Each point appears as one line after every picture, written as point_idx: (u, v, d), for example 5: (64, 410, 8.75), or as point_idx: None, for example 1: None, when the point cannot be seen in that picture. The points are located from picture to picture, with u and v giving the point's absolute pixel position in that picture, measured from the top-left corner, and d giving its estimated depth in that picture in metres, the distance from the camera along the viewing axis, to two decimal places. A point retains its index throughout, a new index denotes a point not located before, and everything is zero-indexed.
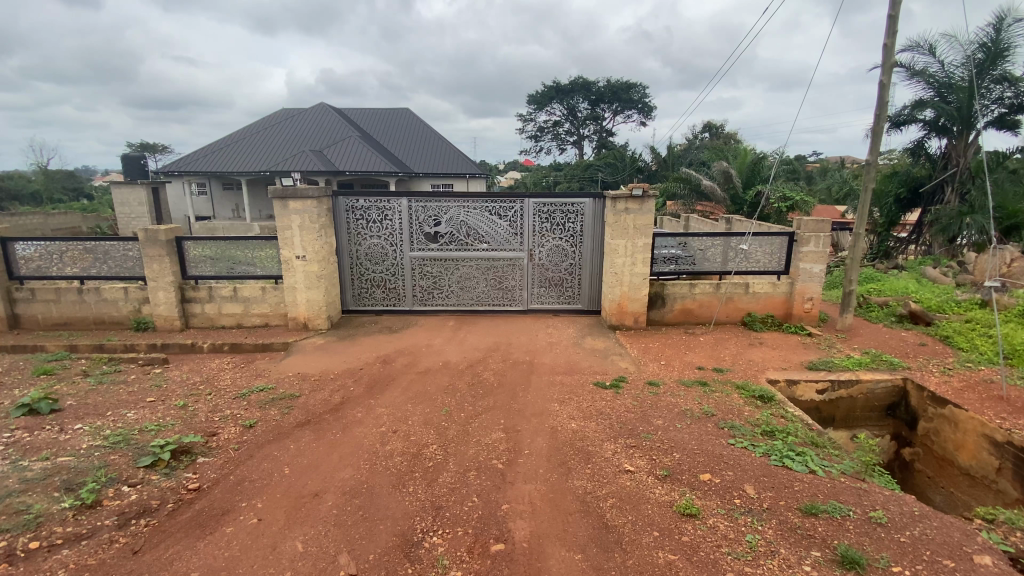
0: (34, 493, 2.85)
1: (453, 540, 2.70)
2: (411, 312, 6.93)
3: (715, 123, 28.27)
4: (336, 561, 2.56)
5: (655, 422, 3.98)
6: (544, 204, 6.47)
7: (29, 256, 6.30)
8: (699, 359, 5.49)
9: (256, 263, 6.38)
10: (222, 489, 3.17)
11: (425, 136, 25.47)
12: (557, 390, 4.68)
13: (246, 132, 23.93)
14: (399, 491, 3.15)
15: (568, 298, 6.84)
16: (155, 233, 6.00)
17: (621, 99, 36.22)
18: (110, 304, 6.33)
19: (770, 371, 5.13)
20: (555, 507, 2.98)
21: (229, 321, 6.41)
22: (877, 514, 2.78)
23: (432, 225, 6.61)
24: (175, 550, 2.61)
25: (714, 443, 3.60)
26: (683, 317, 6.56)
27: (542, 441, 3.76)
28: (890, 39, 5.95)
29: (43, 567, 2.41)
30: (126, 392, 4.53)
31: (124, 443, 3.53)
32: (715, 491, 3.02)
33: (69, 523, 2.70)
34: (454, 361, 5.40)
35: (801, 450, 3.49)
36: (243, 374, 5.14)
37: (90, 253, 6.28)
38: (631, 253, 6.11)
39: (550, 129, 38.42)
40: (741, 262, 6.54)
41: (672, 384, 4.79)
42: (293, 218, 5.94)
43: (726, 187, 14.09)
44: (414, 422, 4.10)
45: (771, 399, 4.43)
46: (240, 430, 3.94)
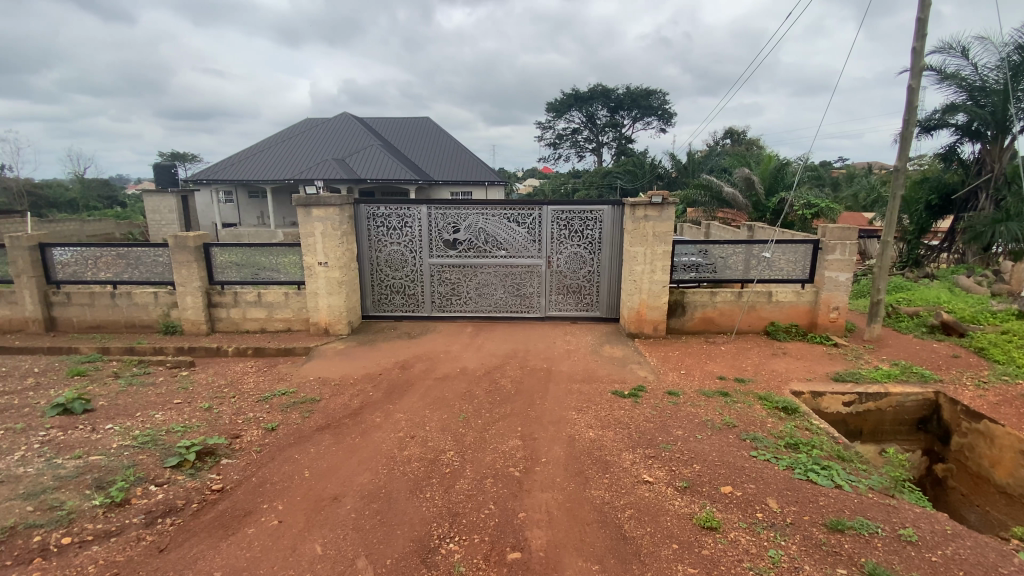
0: (67, 490, 2.95)
1: (470, 547, 2.70)
2: (430, 318, 6.98)
3: (736, 130, 28.00)
4: (354, 565, 2.58)
5: (675, 432, 3.92)
6: (563, 211, 6.47)
7: (65, 261, 6.54)
8: (721, 369, 5.40)
9: (280, 269, 6.49)
10: (244, 490, 3.24)
11: (445, 145, 25.80)
12: (574, 399, 4.65)
13: (271, 141, 24.57)
14: (416, 497, 3.17)
15: (586, 305, 6.81)
16: (184, 240, 6.19)
17: (642, 106, 36.20)
18: (141, 308, 6.54)
19: (795, 383, 5.00)
20: (573, 517, 2.95)
21: (253, 326, 6.55)
22: (907, 531, 2.68)
23: (451, 232, 6.67)
24: (199, 549, 2.67)
25: (736, 455, 3.53)
26: (704, 325, 6.47)
27: (559, 449, 3.74)
28: (919, 43, 5.81)
29: (73, 563, 2.48)
30: (154, 395, 4.67)
31: (153, 444, 3.63)
32: (737, 505, 2.96)
33: (99, 521, 2.78)
34: (472, 367, 5.43)
35: (826, 464, 3.39)
36: (266, 378, 5.25)
37: (122, 258, 6.50)
38: (650, 261, 6.05)
39: (569, 137, 38.50)
40: (763, 270, 6.44)
41: (692, 394, 4.72)
42: (316, 225, 6.08)
43: (748, 194, 13.89)
44: (432, 428, 4.11)
45: (795, 411, 4.32)
46: (262, 433, 4.02)
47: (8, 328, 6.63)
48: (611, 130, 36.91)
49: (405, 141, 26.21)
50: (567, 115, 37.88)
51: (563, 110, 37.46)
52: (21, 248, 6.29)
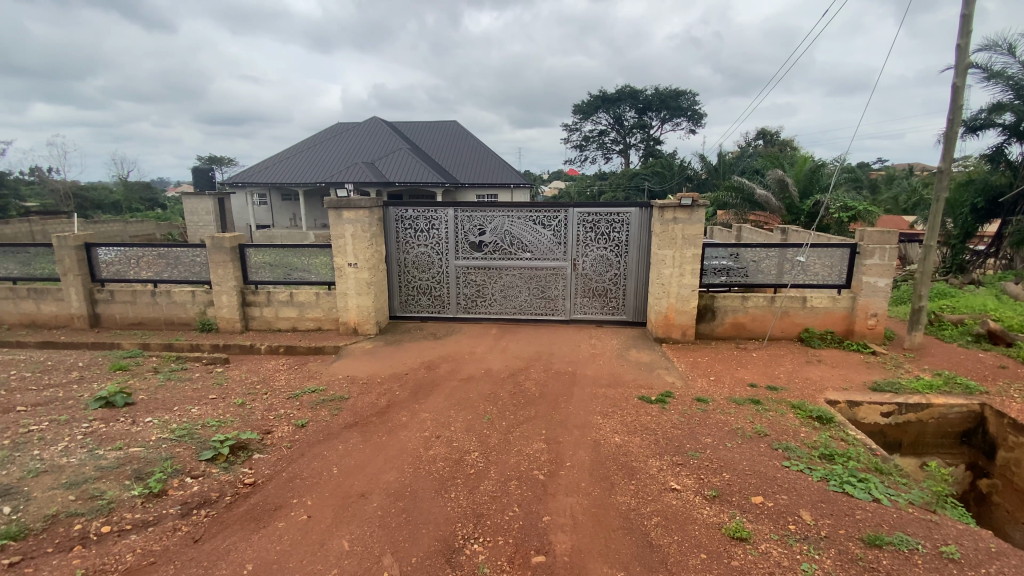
0: (107, 480, 3.08)
1: (494, 549, 2.70)
2: (455, 320, 7.02)
3: (769, 131, 27.31)
4: (380, 562, 2.61)
5: (703, 440, 3.83)
6: (589, 214, 6.43)
7: (110, 260, 6.84)
8: (751, 376, 5.26)
9: (311, 270, 6.64)
10: (275, 485, 3.32)
11: (472, 148, 25.98)
12: (600, 403, 4.60)
13: (303, 145, 25.23)
14: (441, 496, 3.19)
15: (613, 309, 6.74)
16: (221, 241, 6.40)
17: (671, 107, 35.71)
18: (179, 306, 6.78)
19: (830, 392, 4.83)
20: (598, 523, 2.92)
21: (285, 325, 6.72)
22: (949, 548, 2.55)
23: (477, 235, 6.70)
24: (231, 541, 2.74)
25: (767, 464, 3.43)
26: (734, 331, 6.32)
27: (584, 454, 3.70)
28: (964, 39, 5.56)
29: (112, 551, 2.59)
30: (190, 390, 4.83)
31: (189, 437, 3.75)
32: (768, 515, 2.88)
33: (138, 510, 2.89)
34: (497, 369, 5.44)
35: (863, 476, 3.26)
36: (297, 375, 5.38)
37: (163, 258, 6.77)
38: (679, 264, 5.96)
39: (596, 139, 38.27)
40: (797, 274, 6.25)
41: (722, 401, 4.61)
42: (346, 227, 6.20)
43: (781, 196, 13.53)
44: (456, 429, 4.13)
45: (830, 420, 4.17)
46: (293, 429, 4.11)
47: (56, 324, 6.97)
48: (639, 131, 36.48)
49: (432, 144, 26.52)
50: (594, 117, 37.65)
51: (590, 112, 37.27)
52: (69, 248, 6.61)
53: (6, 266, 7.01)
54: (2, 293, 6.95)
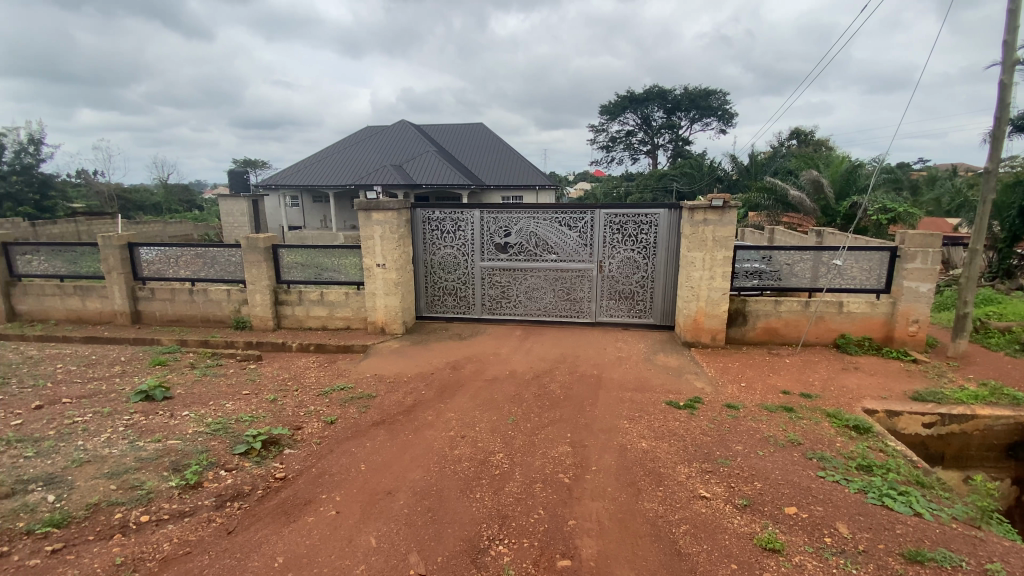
0: (147, 471, 3.21)
1: (519, 551, 2.69)
2: (480, 321, 7.05)
3: (803, 130, 26.56)
4: (406, 560, 2.63)
5: (734, 447, 3.74)
6: (616, 215, 6.36)
7: (150, 259, 7.12)
8: (784, 382, 5.11)
9: (341, 270, 6.77)
10: (305, 480, 3.39)
11: (498, 149, 26.08)
12: (626, 407, 4.54)
13: (334, 148, 25.80)
14: (466, 496, 3.20)
15: (640, 312, 6.65)
16: (255, 241, 6.59)
17: (700, 107, 35.13)
18: (215, 304, 7.01)
19: (867, 401, 4.65)
20: (625, 528, 2.88)
21: (316, 323, 6.87)
22: (995, 566, 2.43)
23: (502, 236, 6.72)
24: (263, 534, 2.81)
25: (801, 474, 3.32)
26: (766, 336, 6.15)
27: (610, 458, 3.66)
28: (1011, 34, 5.28)
29: (150, 539, 2.69)
30: (225, 385, 4.99)
31: (223, 431, 3.87)
32: (803, 527, 2.78)
33: (175, 501, 3.00)
34: (521, 371, 5.43)
35: (903, 489, 3.13)
36: (326, 373, 5.49)
37: (200, 257, 7.01)
38: (710, 267, 5.83)
39: (623, 140, 37.97)
40: (834, 278, 6.05)
41: (754, 408, 4.49)
42: (375, 229, 6.30)
43: (816, 197, 13.15)
44: (481, 429, 4.15)
45: (867, 430, 4.02)
46: (322, 425, 4.20)
47: (101, 319, 7.30)
48: (667, 131, 36.00)
49: (459, 146, 26.75)
50: (621, 117, 37.33)
51: (617, 112, 36.99)
52: (113, 247, 6.91)
53: (54, 264, 7.37)
54: (52, 290, 7.32)
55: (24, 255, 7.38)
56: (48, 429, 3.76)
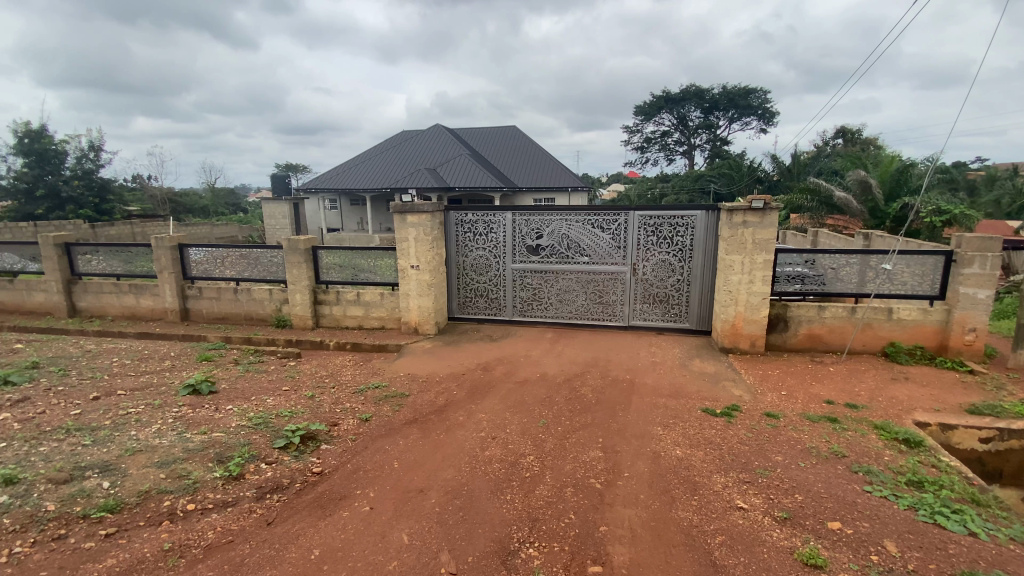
0: (193, 461, 3.37)
1: (550, 555, 2.68)
2: (512, 322, 7.07)
3: (850, 128, 25.44)
4: (437, 558, 2.66)
5: (774, 458, 3.61)
6: (651, 217, 6.26)
7: (199, 260, 7.47)
8: (828, 392, 4.90)
9: (377, 271, 6.93)
10: (341, 476, 3.47)
11: (531, 151, 26.12)
12: (660, 413, 4.46)
13: (370, 153, 26.46)
14: (497, 497, 3.21)
15: (675, 316, 6.52)
16: (296, 243, 6.83)
17: (739, 106, 34.20)
18: (258, 303, 7.28)
19: (918, 413, 4.40)
20: (657, 536, 2.83)
21: (352, 323, 7.05)
22: None
23: (534, 238, 6.72)
24: (301, 526, 2.90)
25: (845, 488, 3.17)
26: (809, 343, 5.92)
27: (643, 465, 3.60)
28: None
29: (196, 527, 2.81)
30: (266, 381, 5.18)
31: (264, 425, 4.02)
32: (847, 544, 2.66)
33: (219, 491, 3.13)
34: (552, 374, 5.41)
35: (957, 507, 2.94)
36: (361, 371, 5.61)
37: (245, 258, 7.31)
38: (749, 270, 5.66)
39: (658, 141, 37.39)
40: (882, 283, 5.77)
41: (795, 418, 4.33)
42: (410, 231, 6.42)
43: (863, 198, 12.58)
44: (512, 431, 4.16)
45: (919, 444, 3.80)
46: (357, 422, 4.30)
47: (153, 316, 7.72)
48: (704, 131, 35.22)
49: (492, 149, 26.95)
50: (657, 118, 36.75)
51: (652, 113, 36.45)
52: (165, 248, 7.29)
53: (111, 263, 7.83)
54: (109, 288, 7.78)
55: (85, 255, 7.87)
56: (104, 419, 3.99)
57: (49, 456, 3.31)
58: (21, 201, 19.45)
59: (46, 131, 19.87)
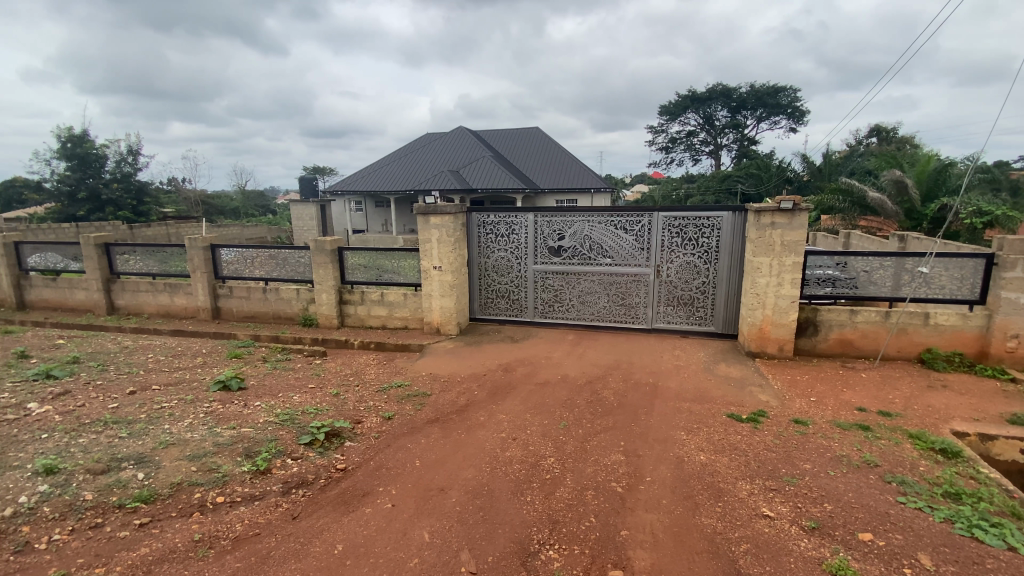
0: (223, 455, 3.47)
1: (570, 558, 2.67)
2: (533, 324, 7.07)
3: (885, 127, 24.59)
4: (458, 557, 2.68)
5: (801, 466, 3.52)
6: (675, 218, 6.17)
7: (230, 260, 7.70)
8: (859, 399, 4.74)
9: (400, 272, 7.01)
10: (364, 473, 3.53)
11: (554, 153, 26.06)
12: (683, 418, 4.39)
13: (395, 155, 26.83)
14: (517, 498, 3.21)
15: (699, 319, 6.42)
16: (323, 244, 6.98)
17: (767, 105, 33.45)
18: (285, 302, 7.46)
19: (957, 422, 4.22)
20: (680, 542, 2.79)
21: (376, 323, 7.15)
22: None
23: (556, 240, 6.70)
24: (325, 521, 2.96)
25: (877, 499, 3.07)
26: (840, 348, 5.74)
27: (666, 470, 3.55)
28: None
29: (225, 519, 2.90)
30: (293, 379, 5.30)
31: (291, 422, 4.11)
32: (879, 556, 2.57)
33: (247, 485, 3.22)
34: (574, 376, 5.38)
35: (998, 521, 2.80)
36: (385, 370, 5.69)
37: (273, 259, 7.50)
38: (777, 273, 5.53)
39: (683, 141, 36.85)
40: (918, 287, 5.57)
41: (824, 425, 4.20)
42: (433, 232, 6.49)
43: (898, 199, 12.15)
44: (533, 432, 4.16)
45: (957, 454, 3.65)
46: (380, 420, 4.37)
47: (186, 314, 7.98)
48: (731, 131, 34.57)
49: (514, 150, 27.00)
50: (682, 117, 36.26)
51: (677, 113, 35.96)
52: (198, 249, 7.55)
53: (147, 263, 8.12)
54: (146, 287, 8.09)
55: (123, 255, 8.19)
56: (140, 413, 4.15)
57: (88, 448, 3.46)
58: (64, 203, 20.40)
59: (87, 137, 20.76)
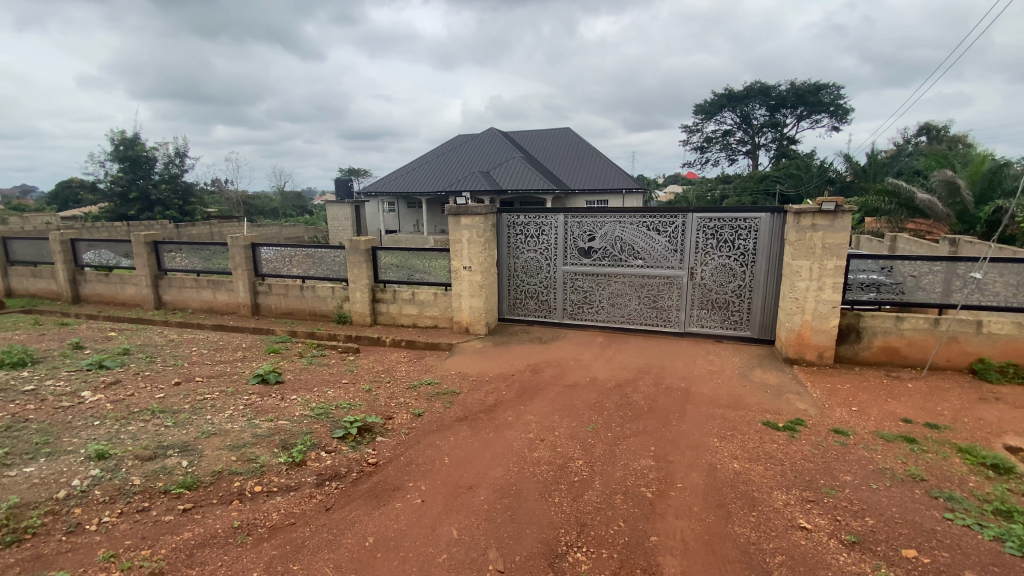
0: (261, 446, 3.60)
1: (598, 561, 2.65)
2: (561, 325, 7.04)
3: (935, 125, 23.39)
4: (485, 555, 2.70)
5: (841, 477, 3.39)
6: (710, 219, 6.03)
7: (269, 258, 7.98)
8: (904, 410, 4.53)
9: (431, 271, 7.10)
10: (394, 468, 3.60)
11: (585, 153, 25.90)
12: (716, 425, 4.29)
13: (427, 157, 27.23)
14: (545, 499, 3.21)
15: (734, 323, 6.26)
16: (357, 243, 7.15)
17: (808, 103, 32.33)
18: (321, 300, 7.67)
19: (1013, 438, 3.97)
20: (711, 551, 2.73)
21: (407, 321, 7.28)
22: None
23: (586, 240, 6.66)
24: (357, 514, 3.04)
25: (922, 514, 2.92)
26: (884, 356, 5.50)
27: (697, 477, 3.47)
28: None
29: (262, 508, 3.01)
30: (327, 374, 5.45)
31: (325, 416, 4.23)
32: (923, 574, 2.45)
33: (283, 475, 3.33)
34: (603, 378, 5.34)
35: None
36: (415, 368, 5.78)
37: (310, 258, 7.73)
38: (817, 277, 5.34)
39: (719, 141, 36.02)
40: (971, 293, 5.29)
41: (866, 436, 4.03)
42: (463, 233, 6.57)
43: (949, 200, 11.54)
44: (562, 434, 4.15)
45: (1012, 471, 3.43)
46: (410, 417, 4.44)
47: (228, 310, 8.32)
48: (770, 130, 33.57)
49: (545, 151, 26.97)
50: (718, 117, 35.48)
51: (712, 112, 35.20)
52: (240, 247, 7.86)
53: (192, 260, 8.50)
54: (191, 283, 8.47)
55: (170, 253, 8.59)
56: (184, 403, 4.35)
57: (136, 435, 3.65)
58: (117, 203, 21.55)
59: (139, 140, 21.89)
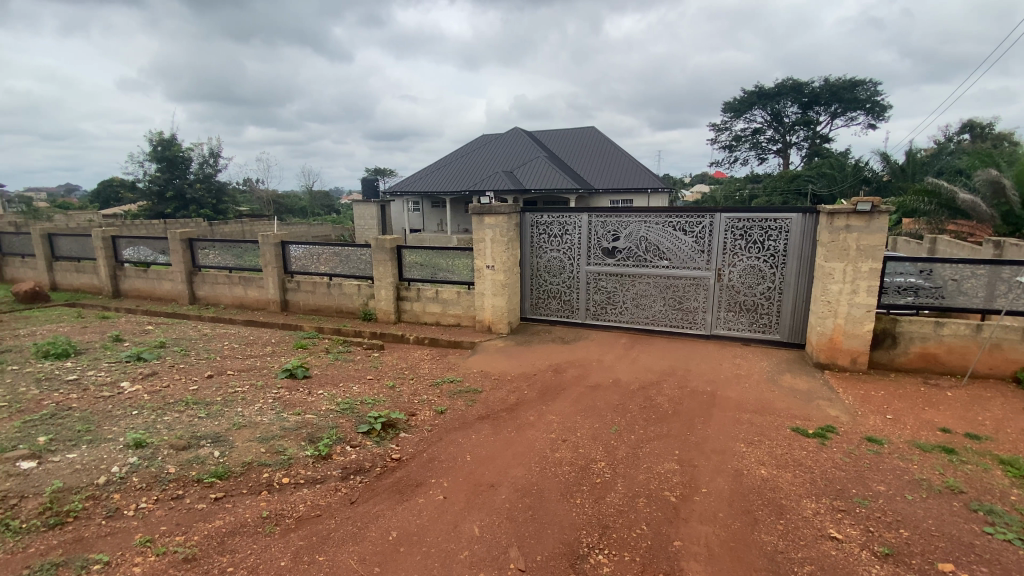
0: (289, 439, 3.70)
1: (620, 564, 2.63)
2: (584, 325, 7.00)
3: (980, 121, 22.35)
4: (506, 554, 2.71)
5: (874, 487, 3.27)
6: (739, 219, 5.91)
7: (297, 256, 8.16)
8: (943, 419, 4.35)
9: (454, 270, 7.15)
10: (417, 464, 3.64)
11: (610, 153, 25.69)
12: (743, 429, 4.20)
13: (452, 157, 27.45)
14: (567, 500, 3.20)
15: (763, 326, 6.11)
16: (383, 242, 7.26)
17: (843, 99, 31.30)
18: (347, 297, 7.82)
19: None
20: (736, 557, 2.68)
21: (431, 319, 7.35)
22: None
23: (611, 240, 6.61)
24: (381, 508, 3.09)
25: (960, 528, 2.80)
26: (921, 363, 5.29)
27: (723, 482, 3.41)
28: None
29: (290, 499, 3.09)
30: (352, 370, 5.56)
31: (350, 411, 4.31)
32: None
33: (310, 468, 3.41)
34: (626, 380, 5.29)
35: None
36: (438, 366, 5.83)
37: (337, 256, 7.88)
38: (851, 279, 5.18)
39: (748, 139, 35.23)
40: (1016, 299, 5.05)
41: (901, 445, 3.89)
42: (487, 232, 6.60)
43: (993, 201, 10.81)
44: (584, 435, 4.12)
45: None
46: (433, 414, 4.49)
47: (258, 306, 8.55)
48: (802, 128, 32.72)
49: (570, 151, 26.85)
50: (747, 115, 34.74)
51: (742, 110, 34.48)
52: (270, 246, 8.07)
53: (225, 257, 8.77)
54: (223, 279, 8.73)
55: (204, 250, 8.89)
56: (217, 395, 4.50)
57: (171, 425, 3.79)
58: (154, 202, 22.39)
59: (175, 141, 22.71)
